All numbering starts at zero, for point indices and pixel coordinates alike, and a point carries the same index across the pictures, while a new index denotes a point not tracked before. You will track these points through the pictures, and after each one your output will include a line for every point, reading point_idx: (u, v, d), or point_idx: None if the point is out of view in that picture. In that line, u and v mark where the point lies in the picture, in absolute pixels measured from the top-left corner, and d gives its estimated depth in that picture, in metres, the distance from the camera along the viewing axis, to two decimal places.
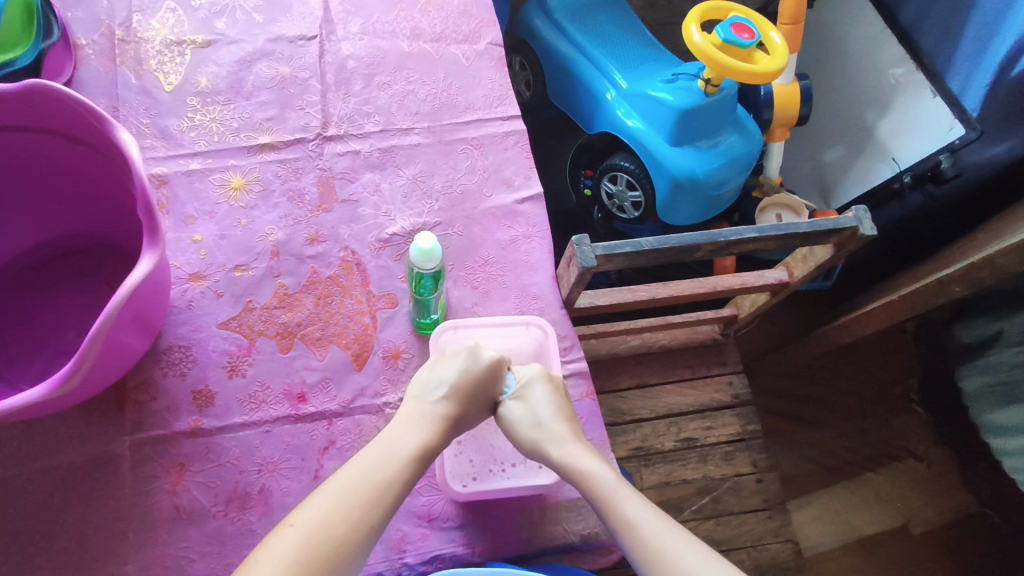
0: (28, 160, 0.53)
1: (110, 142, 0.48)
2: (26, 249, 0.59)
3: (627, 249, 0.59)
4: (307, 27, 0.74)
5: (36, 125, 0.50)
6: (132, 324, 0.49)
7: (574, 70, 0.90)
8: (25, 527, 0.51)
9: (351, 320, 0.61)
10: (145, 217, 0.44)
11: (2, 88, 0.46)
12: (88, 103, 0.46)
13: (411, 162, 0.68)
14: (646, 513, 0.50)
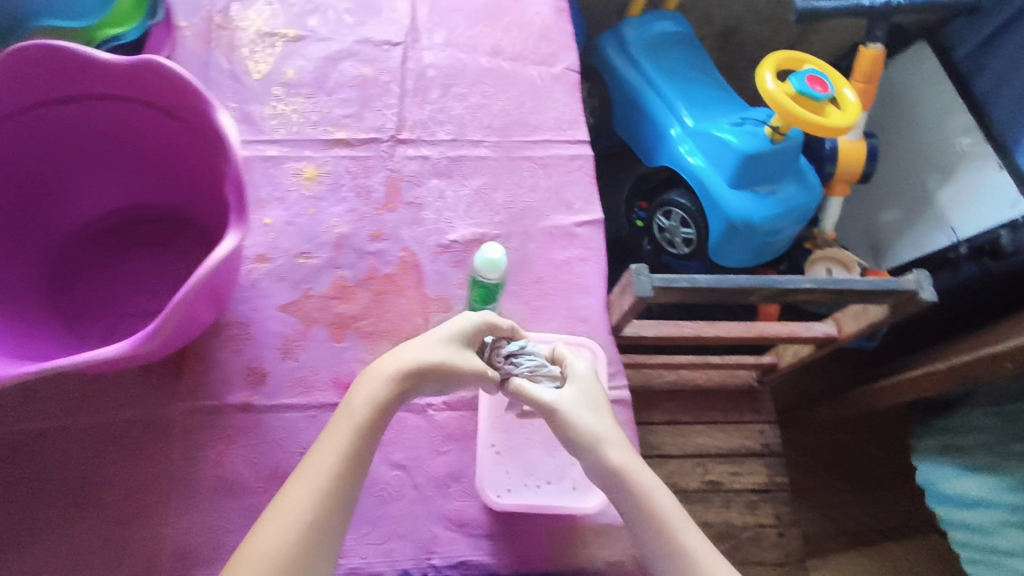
0: (129, 127, 0.56)
1: (207, 124, 0.50)
2: (113, 211, 0.62)
3: (684, 283, 0.59)
4: (393, 34, 0.76)
5: (141, 99, 0.53)
6: (206, 298, 0.51)
7: (642, 102, 0.92)
8: (76, 476, 0.53)
9: (404, 319, 0.62)
10: (236, 199, 0.47)
11: (118, 62, 0.49)
12: (194, 85, 0.49)
13: (477, 174, 0.70)
14: (697, 535, 0.50)
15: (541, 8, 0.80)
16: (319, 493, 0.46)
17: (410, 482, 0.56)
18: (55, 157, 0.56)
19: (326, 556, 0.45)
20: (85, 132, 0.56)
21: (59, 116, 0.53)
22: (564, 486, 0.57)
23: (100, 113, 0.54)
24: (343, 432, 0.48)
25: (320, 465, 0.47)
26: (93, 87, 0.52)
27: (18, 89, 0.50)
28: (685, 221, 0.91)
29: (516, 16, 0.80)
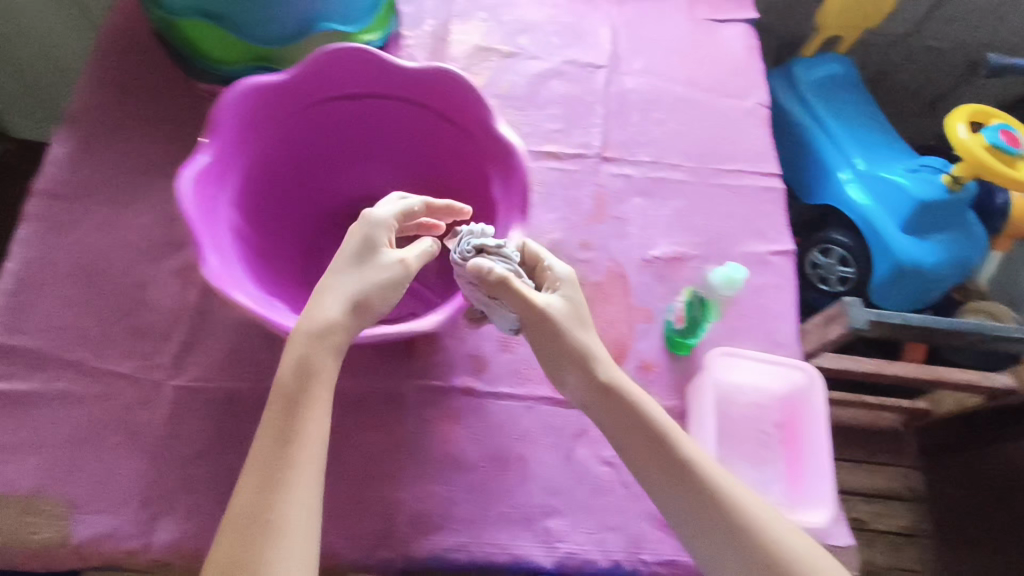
0: (394, 124, 0.60)
1: (485, 131, 0.54)
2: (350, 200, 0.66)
3: (895, 320, 0.62)
4: (597, 57, 0.80)
5: (415, 101, 0.57)
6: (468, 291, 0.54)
7: (810, 140, 0.94)
8: (323, 437, 0.58)
9: (611, 325, 0.66)
10: (519, 198, 0.51)
11: (413, 67, 0.53)
12: (482, 97, 0.52)
13: (676, 197, 0.73)
14: (700, 453, 0.49)
15: (735, 44, 0.84)
16: (314, 418, 0.45)
17: (620, 479, 0.60)
18: (323, 145, 0.60)
19: (315, 483, 0.43)
20: (349, 126, 0.59)
21: (339, 110, 0.57)
22: (770, 501, 0.57)
23: (373, 109, 0.58)
24: (329, 355, 0.46)
25: (311, 385, 0.45)
26: (378, 86, 0.56)
27: (319, 83, 0.54)
28: (845, 259, 0.93)
29: (710, 50, 0.83)
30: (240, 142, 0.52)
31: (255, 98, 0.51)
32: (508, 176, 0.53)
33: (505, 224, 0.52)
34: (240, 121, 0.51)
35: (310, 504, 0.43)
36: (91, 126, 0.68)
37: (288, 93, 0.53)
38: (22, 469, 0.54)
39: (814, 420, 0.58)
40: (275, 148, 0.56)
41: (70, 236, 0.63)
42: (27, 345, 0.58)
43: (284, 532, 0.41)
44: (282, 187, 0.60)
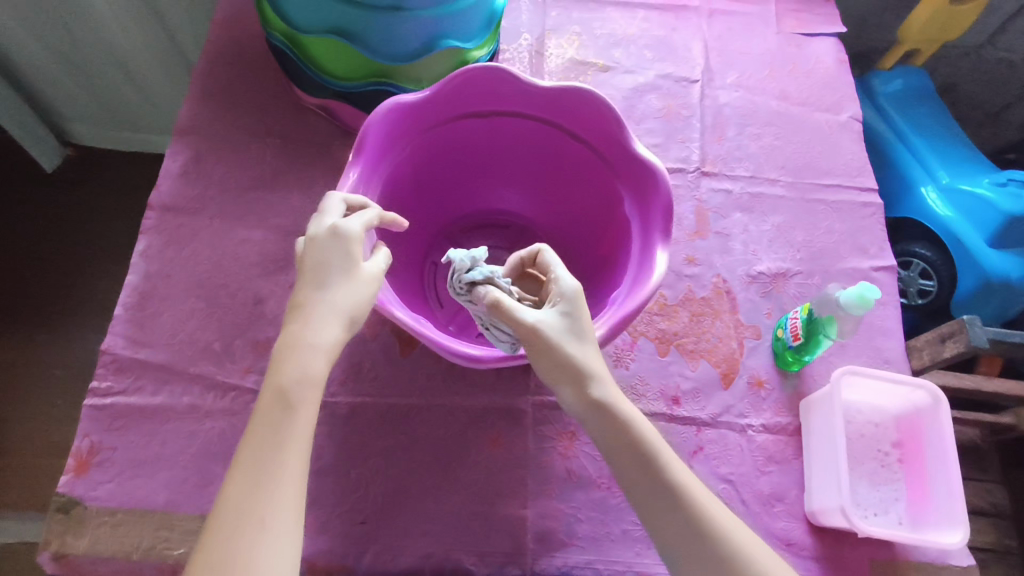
0: (514, 141, 0.62)
1: (620, 147, 0.55)
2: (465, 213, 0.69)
3: (1012, 339, 0.64)
4: (689, 71, 0.80)
5: (544, 118, 0.59)
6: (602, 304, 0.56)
7: (890, 154, 0.94)
8: (444, 452, 0.58)
9: (721, 341, 0.66)
10: (660, 216, 0.52)
11: (550, 86, 0.54)
12: (619, 115, 0.54)
13: (776, 212, 0.73)
14: (692, 480, 0.45)
15: (825, 57, 0.84)
16: (292, 440, 0.40)
17: (739, 497, 0.59)
18: (442, 161, 0.62)
19: (295, 518, 0.38)
20: (474, 143, 0.61)
21: (464, 127, 0.59)
22: (891, 520, 0.58)
23: (497, 128, 0.60)
24: (318, 366, 0.42)
25: (287, 401, 0.41)
26: (508, 104, 0.58)
27: (453, 100, 0.56)
28: (925, 272, 0.92)
29: (800, 63, 0.83)
30: (378, 156, 0.54)
31: (396, 115, 0.53)
32: (644, 193, 0.55)
33: (646, 242, 0.52)
34: (382, 136, 0.53)
35: (289, 542, 0.37)
36: (204, 140, 0.69)
37: (425, 109, 0.55)
38: (156, 483, 0.55)
39: (938, 441, 0.57)
40: (404, 163, 0.58)
41: (186, 250, 0.64)
42: (151, 359, 0.59)
43: (261, 574, 0.36)
44: (403, 202, 0.62)
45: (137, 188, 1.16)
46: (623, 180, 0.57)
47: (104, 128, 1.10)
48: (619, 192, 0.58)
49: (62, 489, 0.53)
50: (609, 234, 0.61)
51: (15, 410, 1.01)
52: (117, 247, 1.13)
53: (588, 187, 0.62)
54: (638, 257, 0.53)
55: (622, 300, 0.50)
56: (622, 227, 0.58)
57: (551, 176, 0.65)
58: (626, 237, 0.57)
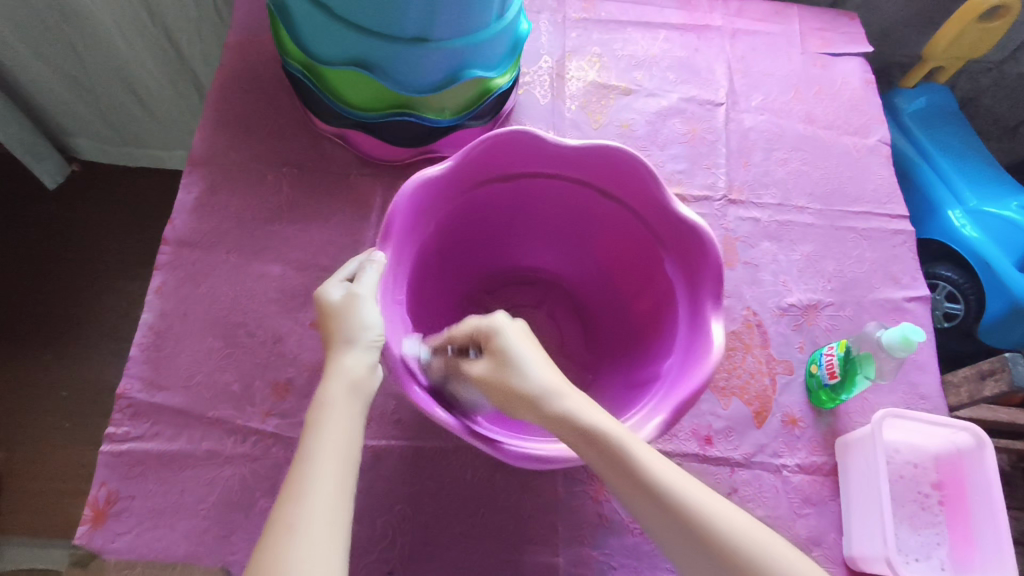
0: (545, 198, 0.61)
1: (655, 203, 0.55)
2: (490, 266, 0.71)
3: None
4: (714, 94, 0.78)
5: (569, 174, 0.58)
6: (646, 371, 0.55)
7: (916, 175, 0.92)
8: (471, 498, 0.56)
9: (752, 377, 0.64)
10: (711, 283, 0.51)
11: (580, 144, 0.54)
12: (654, 172, 0.53)
13: (805, 240, 0.72)
14: (657, 460, 0.41)
15: (851, 78, 0.82)
16: (326, 450, 0.40)
17: None
18: (472, 221, 0.62)
19: (337, 527, 0.37)
20: (500, 202, 0.61)
21: (490, 189, 0.58)
22: (933, 566, 0.56)
23: (524, 187, 0.60)
24: (338, 391, 0.43)
25: (318, 422, 0.42)
26: (541, 163, 0.57)
27: (482, 163, 0.55)
28: (951, 295, 0.89)
29: (826, 85, 0.81)
30: (406, 235, 0.51)
31: (423, 190, 0.51)
32: (688, 254, 0.55)
33: (698, 311, 0.52)
34: (414, 208, 0.51)
35: (331, 550, 0.36)
36: (219, 171, 0.67)
37: (455, 178, 0.54)
38: (175, 535, 0.53)
39: (984, 486, 0.56)
40: (433, 233, 0.57)
41: (203, 286, 0.62)
42: (168, 403, 0.57)
43: (304, 538, 0.36)
44: (433, 267, 0.62)
45: (146, 205, 1.13)
46: (665, 243, 0.57)
47: (112, 146, 1.07)
48: (660, 254, 0.58)
49: (79, 542, 0.51)
50: (648, 288, 0.61)
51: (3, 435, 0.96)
52: (129, 263, 1.09)
53: (626, 242, 0.62)
54: (691, 322, 0.52)
55: (680, 374, 0.49)
56: (664, 287, 0.58)
57: (584, 228, 0.64)
58: (669, 298, 0.57)
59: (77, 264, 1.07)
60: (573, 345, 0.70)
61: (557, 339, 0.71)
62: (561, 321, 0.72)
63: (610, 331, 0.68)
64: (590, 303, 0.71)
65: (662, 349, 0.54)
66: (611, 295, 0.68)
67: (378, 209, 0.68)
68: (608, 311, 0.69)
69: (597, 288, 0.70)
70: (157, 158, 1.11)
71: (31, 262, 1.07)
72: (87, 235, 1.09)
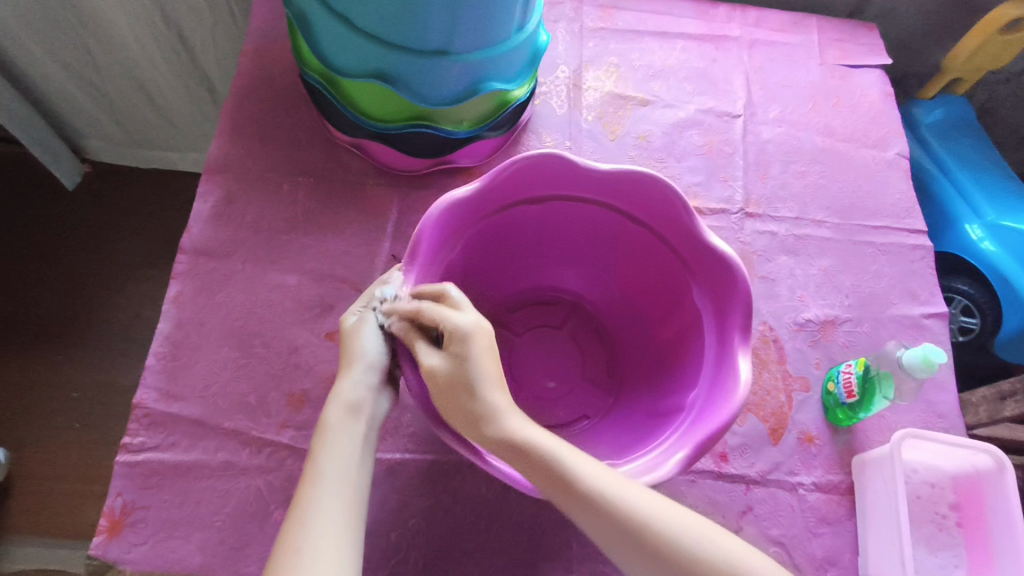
0: (573, 220, 0.62)
1: (684, 230, 0.56)
2: (515, 290, 0.71)
3: None
4: (731, 106, 0.78)
5: (596, 198, 0.59)
6: (670, 399, 0.55)
7: (933, 187, 0.91)
8: (485, 512, 0.56)
9: (769, 394, 0.63)
10: (741, 316, 0.51)
11: (612, 172, 0.54)
12: (685, 200, 0.53)
13: (823, 255, 0.71)
14: (613, 477, 0.42)
15: (870, 90, 0.82)
16: (332, 468, 0.42)
17: (790, 560, 0.57)
18: (498, 242, 0.63)
19: (347, 537, 0.39)
20: (527, 225, 0.62)
21: (520, 211, 0.59)
22: None
23: (551, 210, 0.60)
24: (338, 412, 0.45)
25: (321, 444, 0.44)
26: (570, 186, 0.57)
27: (511, 184, 0.55)
28: (968, 309, 0.90)
29: (844, 97, 0.81)
30: (433, 257, 0.52)
31: (452, 211, 0.51)
32: (718, 284, 0.54)
33: (727, 344, 0.51)
34: (440, 231, 0.51)
35: (343, 559, 0.38)
36: (235, 179, 0.67)
37: (484, 198, 0.54)
38: (190, 546, 0.53)
39: (1003, 509, 0.55)
40: (459, 253, 0.58)
41: (219, 295, 0.62)
42: (184, 413, 0.57)
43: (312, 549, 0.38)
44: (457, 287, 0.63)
45: (159, 207, 1.13)
46: (693, 270, 0.57)
47: (126, 148, 1.08)
48: (688, 282, 0.58)
49: (94, 553, 0.51)
50: (674, 314, 0.61)
51: (15, 435, 0.97)
52: (142, 265, 1.09)
53: (653, 268, 0.62)
54: (720, 353, 0.52)
55: (707, 407, 0.49)
56: (691, 316, 0.58)
57: (612, 251, 0.65)
58: (696, 326, 0.57)
59: (91, 265, 1.08)
60: (593, 372, 0.70)
61: (577, 365, 0.71)
62: (583, 346, 0.72)
63: (634, 355, 0.68)
64: (614, 329, 0.71)
65: (689, 378, 0.55)
66: (635, 321, 0.68)
67: (394, 219, 0.68)
68: (632, 339, 0.69)
69: (622, 315, 0.70)
70: (170, 160, 1.11)
71: (45, 262, 1.07)
72: (100, 237, 1.10)
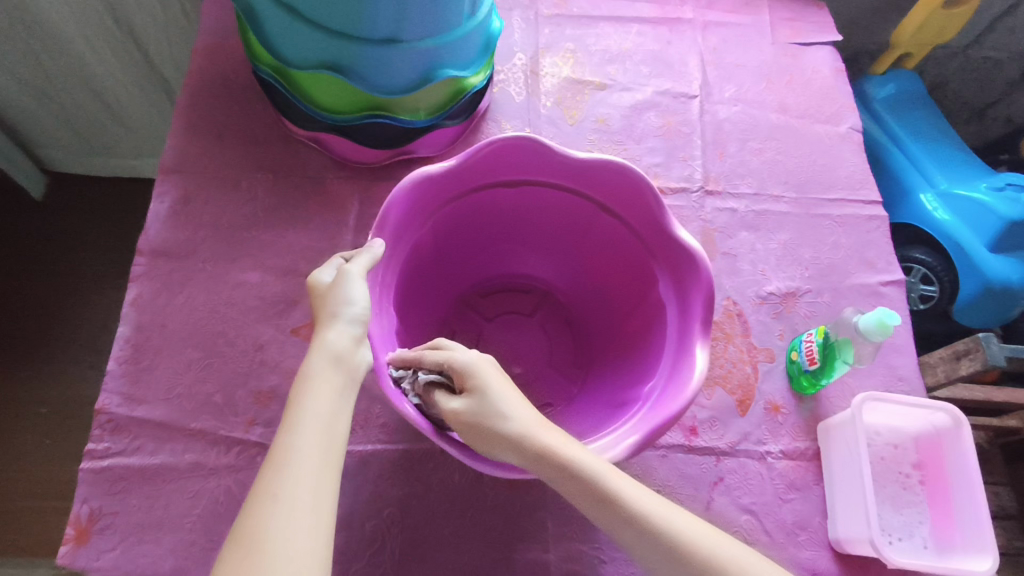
0: (543, 207, 0.62)
1: (649, 218, 0.56)
2: (485, 276, 0.72)
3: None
4: (687, 87, 0.79)
5: (563, 185, 0.59)
6: (635, 380, 0.56)
7: (888, 161, 0.93)
8: (460, 497, 0.56)
9: (735, 366, 0.64)
10: (702, 304, 0.51)
11: (576, 158, 0.54)
12: (651, 187, 0.54)
13: (782, 229, 0.72)
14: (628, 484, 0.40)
15: (821, 66, 0.83)
16: (311, 421, 0.38)
17: (762, 527, 0.58)
18: (466, 228, 0.63)
19: (323, 497, 0.36)
20: (495, 211, 0.62)
21: (487, 197, 0.60)
22: (916, 545, 0.57)
23: (520, 196, 0.61)
24: (320, 363, 0.41)
25: (301, 394, 0.40)
26: (535, 172, 0.57)
27: (477, 169, 0.56)
28: (927, 277, 0.91)
29: (797, 74, 0.82)
30: (395, 241, 0.52)
31: (412, 196, 0.52)
32: (681, 271, 0.55)
33: (688, 331, 0.51)
34: (401, 216, 0.52)
35: (317, 519, 0.35)
36: (193, 179, 0.66)
37: (447, 182, 0.55)
38: (161, 549, 0.52)
39: (963, 464, 0.57)
40: (424, 239, 0.58)
41: (180, 296, 0.61)
42: (149, 416, 0.56)
43: (285, 499, 0.35)
44: (422, 273, 0.63)
45: (122, 213, 1.11)
46: (657, 257, 0.57)
47: (84, 156, 1.05)
48: (652, 268, 0.58)
49: (62, 562, 0.50)
50: (639, 300, 0.61)
51: None
52: (105, 275, 1.07)
53: (619, 257, 0.62)
54: (681, 338, 0.52)
55: (664, 394, 0.49)
56: (655, 302, 0.58)
57: (581, 241, 0.65)
58: (659, 312, 0.57)
59: (52, 279, 1.05)
60: (560, 360, 0.71)
61: (545, 354, 0.71)
62: (551, 334, 0.73)
63: (598, 341, 0.69)
64: (582, 319, 0.72)
65: (652, 359, 0.55)
66: (600, 308, 0.69)
67: (355, 211, 0.67)
68: (598, 328, 0.69)
69: (590, 305, 0.70)
70: (129, 166, 1.08)
71: (4, 278, 1.04)
72: (61, 249, 1.07)
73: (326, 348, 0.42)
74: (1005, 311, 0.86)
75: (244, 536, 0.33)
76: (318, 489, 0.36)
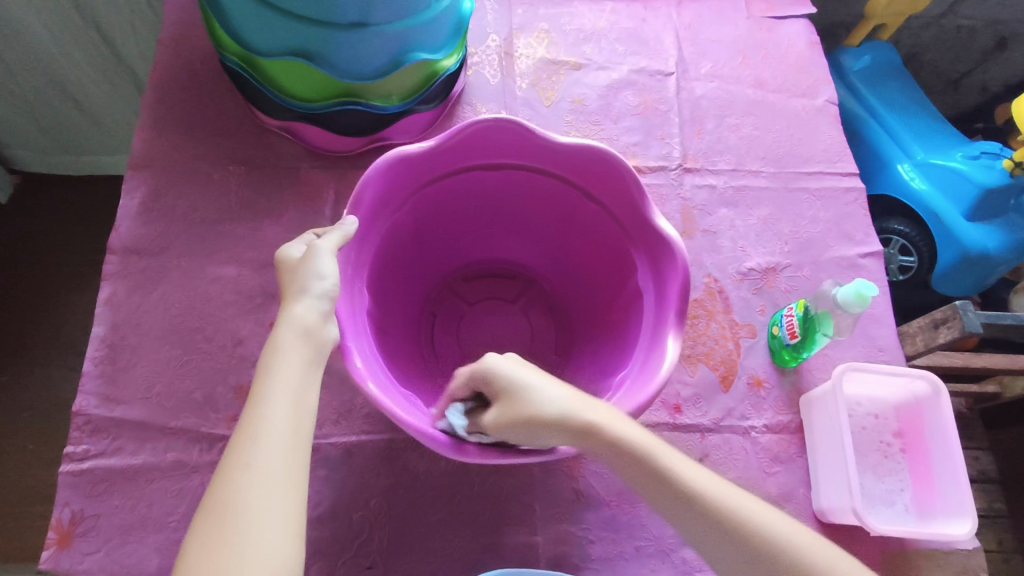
0: (521, 192, 0.61)
1: (627, 201, 0.55)
2: (467, 262, 0.72)
3: (1008, 321, 0.66)
4: (663, 64, 0.78)
5: (540, 168, 0.58)
6: (615, 361, 0.56)
7: (865, 133, 0.94)
8: (447, 485, 0.56)
9: (717, 343, 0.65)
10: (678, 290, 0.50)
11: (553, 140, 0.54)
12: (630, 172, 0.53)
13: (761, 205, 0.72)
14: (696, 468, 0.41)
15: (796, 40, 0.83)
16: (279, 395, 0.38)
17: None
18: (445, 212, 0.63)
19: (293, 472, 0.36)
20: (472, 195, 0.61)
21: (463, 180, 0.59)
22: (898, 511, 0.58)
23: (497, 180, 0.60)
24: (289, 335, 0.41)
25: (268, 368, 0.39)
26: (512, 155, 0.57)
27: (454, 152, 0.55)
28: (905, 248, 0.92)
29: (772, 48, 0.82)
30: (369, 225, 0.52)
31: (382, 182, 0.51)
32: (657, 256, 0.54)
33: (662, 316, 0.51)
34: (373, 203, 0.51)
35: (288, 494, 0.35)
36: (163, 173, 0.65)
37: (421, 164, 0.54)
38: (146, 549, 0.52)
39: (941, 432, 0.58)
40: (398, 224, 0.58)
41: (155, 294, 0.60)
42: (128, 417, 0.55)
43: (253, 474, 0.35)
44: (400, 259, 0.63)
45: (95, 211, 1.08)
46: (635, 241, 0.57)
47: (52, 155, 1.02)
48: (630, 251, 0.58)
49: (45, 566, 0.50)
50: (618, 284, 0.61)
51: None
52: (80, 275, 1.05)
53: (598, 241, 0.62)
54: (657, 323, 0.52)
55: (638, 379, 0.49)
56: (634, 284, 0.58)
57: (563, 226, 0.65)
58: (637, 296, 0.57)
59: (27, 281, 1.03)
60: (541, 346, 0.71)
61: (526, 340, 0.71)
62: (533, 321, 0.73)
63: (579, 327, 0.68)
64: (565, 307, 0.72)
65: (630, 340, 0.55)
66: (580, 294, 0.69)
67: (331, 202, 0.66)
68: (580, 313, 0.69)
69: (572, 291, 0.70)
70: (99, 163, 1.06)
71: None
72: (35, 250, 1.05)
73: (294, 322, 0.41)
74: (983, 279, 0.87)
75: (213, 510, 0.34)
76: (287, 462, 0.36)
